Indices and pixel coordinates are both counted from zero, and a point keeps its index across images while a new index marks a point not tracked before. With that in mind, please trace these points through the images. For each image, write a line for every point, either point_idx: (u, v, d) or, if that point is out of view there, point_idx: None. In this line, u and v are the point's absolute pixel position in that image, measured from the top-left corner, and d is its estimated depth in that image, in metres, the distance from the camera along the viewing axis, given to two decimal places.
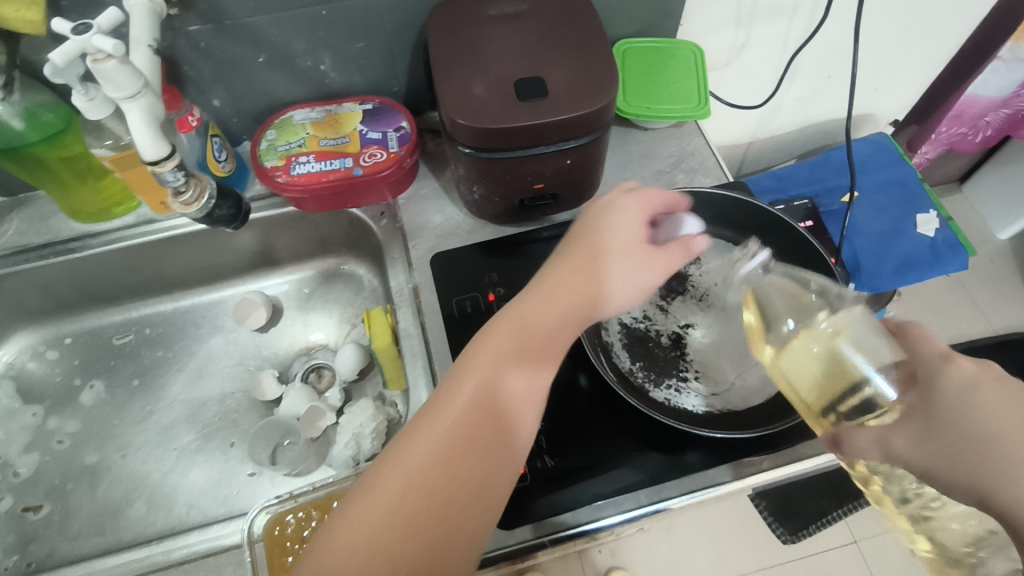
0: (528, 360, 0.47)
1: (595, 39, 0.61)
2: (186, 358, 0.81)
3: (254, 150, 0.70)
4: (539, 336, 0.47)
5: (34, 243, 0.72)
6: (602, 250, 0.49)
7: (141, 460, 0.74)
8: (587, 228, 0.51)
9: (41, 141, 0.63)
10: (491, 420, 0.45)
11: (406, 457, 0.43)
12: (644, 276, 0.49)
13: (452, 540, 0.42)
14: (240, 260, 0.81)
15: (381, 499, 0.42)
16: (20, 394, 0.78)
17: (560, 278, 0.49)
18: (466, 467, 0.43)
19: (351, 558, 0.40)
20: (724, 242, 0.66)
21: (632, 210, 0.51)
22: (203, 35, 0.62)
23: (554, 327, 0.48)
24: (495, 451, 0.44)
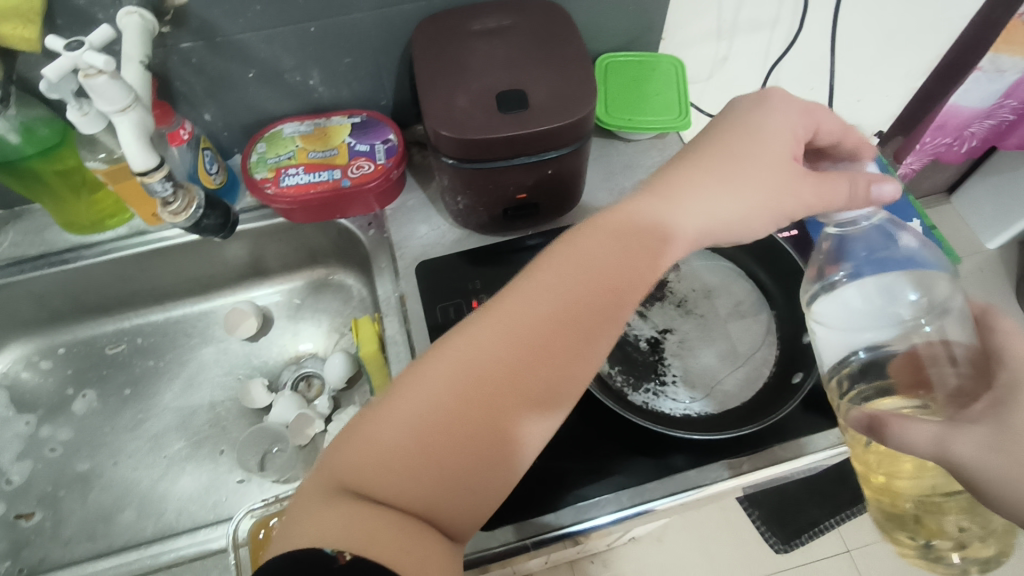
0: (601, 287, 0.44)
1: (575, 53, 0.63)
2: (178, 368, 0.82)
3: (244, 162, 0.72)
4: (609, 269, 0.45)
5: (28, 254, 0.73)
6: (699, 176, 0.47)
7: (133, 467, 0.74)
8: (728, 135, 0.48)
9: (36, 155, 0.64)
10: (546, 355, 0.42)
11: (449, 373, 0.41)
12: (781, 196, 0.46)
13: (496, 466, 0.40)
14: (231, 270, 0.83)
15: (415, 412, 0.40)
16: (14, 403, 0.79)
17: (644, 206, 0.47)
18: (508, 402, 0.41)
19: (393, 455, 0.38)
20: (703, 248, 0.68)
21: (789, 119, 0.48)
22: (195, 51, 0.64)
23: (633, 257, 0.45)
24: (555, 381, 0.42)
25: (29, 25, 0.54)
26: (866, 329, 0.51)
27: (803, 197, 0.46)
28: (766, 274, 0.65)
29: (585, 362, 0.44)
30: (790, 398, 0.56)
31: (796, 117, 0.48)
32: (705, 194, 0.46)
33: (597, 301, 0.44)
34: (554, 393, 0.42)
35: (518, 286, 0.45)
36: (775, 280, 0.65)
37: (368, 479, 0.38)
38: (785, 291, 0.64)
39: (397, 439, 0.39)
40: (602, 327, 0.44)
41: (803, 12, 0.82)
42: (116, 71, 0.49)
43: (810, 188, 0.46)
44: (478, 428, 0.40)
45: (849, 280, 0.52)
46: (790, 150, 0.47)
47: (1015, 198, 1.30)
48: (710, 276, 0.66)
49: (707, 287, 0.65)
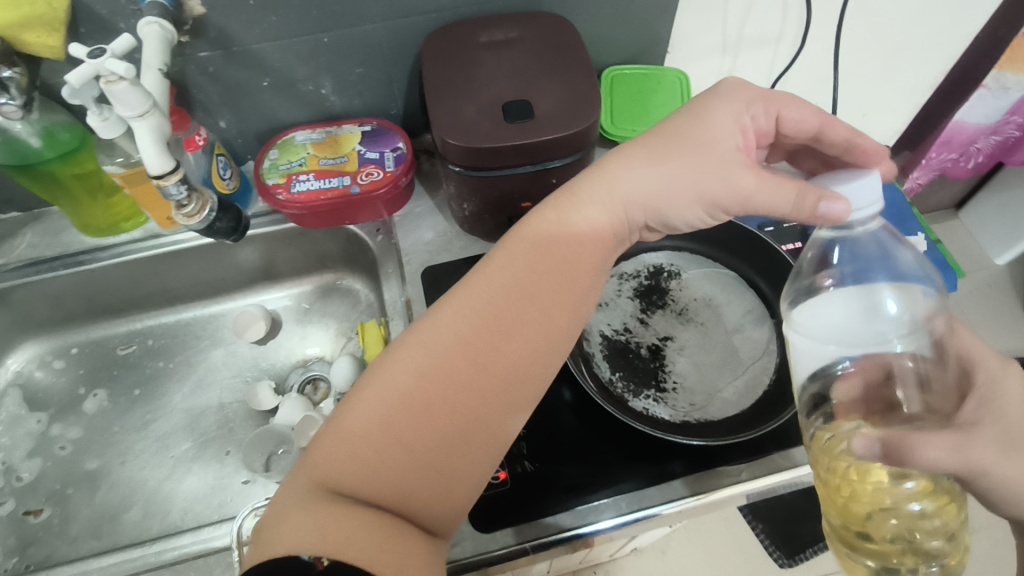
0: (550, 271, 0.47)
1: (581, 65, 0.64)
2: (187, 370, 0.83)
3: (257, 168, 0.73)
4: (556, 253, 0.47)
5: (46, 256, 0.75)
6: (634, 161, 0.48)
7: (140, 466, 0.76)
8: (670, 122, 0.49)
9: (57, 159, 0.66)
10: (503, 345, 0.45)
11: (411, 369, 0.44)
12: (723, 184, 0.46)
13: (459, 443, 0.43)
14: (241, 274, 0.84)
15: (381, 410, 0.42)
16: (26, 401, 0.80)
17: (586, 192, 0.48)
18: (471, 391, 0.44)
19: (362, 448, 0.41)
20: (703, 258, 0.69)
21: (735, 108, 0.48)
22: (213, 60, 0.66)
23: (581, 243, 0.48)
24: (511, 360, 0.45)
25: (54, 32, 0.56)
26: (855, 337, 0.48)
27: (746, 185, 0.46)
28: (766, 283, 0.66)
29: (546, 349, 0.47)
30: (789, 406, 0.57)
31: (740, 104, 0.49)
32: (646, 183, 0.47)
33: (553, 293, 0.46)
34: (519, 380, 0.45)
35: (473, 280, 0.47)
36: (777, 289, 0.65)
37: (341, 479, 0.40)
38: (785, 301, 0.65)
39: (365, 438, 0.41)
40: (559, 317, 0.47)
41: (808, 27, 0.84)
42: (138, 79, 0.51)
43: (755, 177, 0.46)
44: (445, 417, 0.43)
45: (834, 288, 0.50)
46: (734, 137, 0.47)
47: None
48: (711, 284, 0.67)
49: (708, 295, 0.66)
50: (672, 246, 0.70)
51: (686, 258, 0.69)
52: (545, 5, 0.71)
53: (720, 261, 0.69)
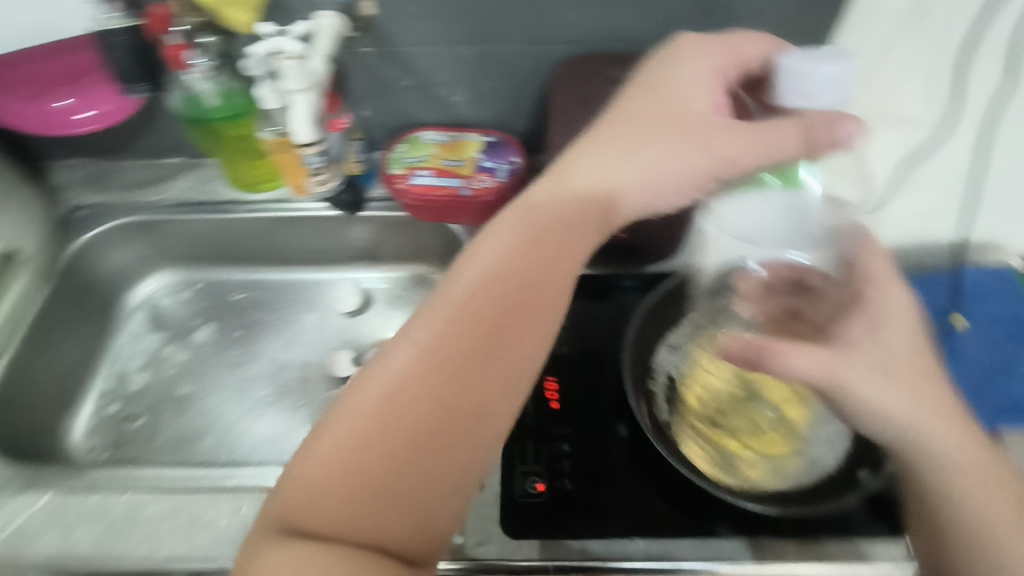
0: (533, 282, 0.46)
1: None
2: (284, 325, 0.91)
3: (385, 157, 0.80)
4: (539, 257, 0.47)
5: (196, 199, 0.86)
6: (620, 140, 0.48)
7: (225, 400, 0.83)
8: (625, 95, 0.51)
9: (224, 120, 0.75)
10: (484, 362, 0.44)
11: (361, 401, 0.42)
12: (698, 155, 0.47)
13: (433, 467, 0.41)
14: (349, 250, 0.92)
15: (337, 445, 0.41)
16: (149, 322, 0.91)
17: (559, 189, 0.48)
18: (425, 412, 0.41)
19: (325, 485, 0.40)
20: None
21: (702, 69, 0.50)
22: (369, 56, 0.74)
23: (567, 240, 0.48)
24: (491, 375, 0.43)
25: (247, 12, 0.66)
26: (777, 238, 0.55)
27: (721, 152, 0.47)
28: None
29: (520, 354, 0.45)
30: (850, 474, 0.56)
31: (702, 65, 0.50)
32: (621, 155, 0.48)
33: (530, 298, 0.46)
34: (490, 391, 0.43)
35: (439, 297, 0.47)
36: None
37: (305, 517, 0.39)
38: None
39: (322, 476, 0.40)
40: (534, 314, 0.46)
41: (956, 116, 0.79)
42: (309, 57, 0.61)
43: (735, 142, 0.46)
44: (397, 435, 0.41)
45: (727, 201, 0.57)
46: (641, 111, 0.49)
47: None
48: None
49: None
50: None
51: None
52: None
53: None
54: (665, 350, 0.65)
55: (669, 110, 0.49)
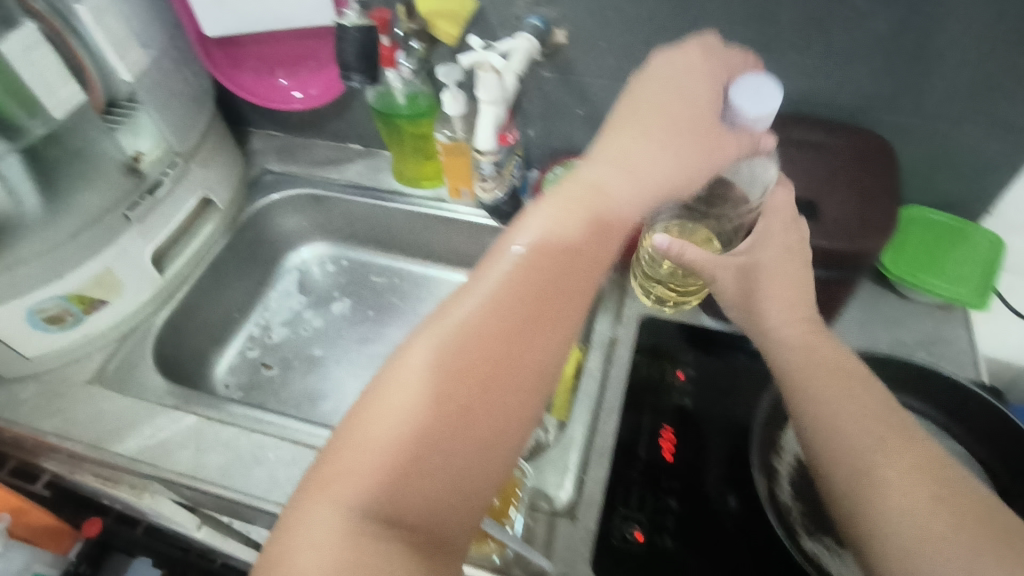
0: (582, 257, 0.48)
1: (880, 190, 0.62)
2: (412, 314, 0.96)
3: (541, 177, 0.83)
4: (592, 236, 0.48)
5: (363, 184, 0.94)
6: (652, 121, 0.51)
7: (347, 370, 0.89)
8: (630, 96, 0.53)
9: (406, 118, 0.82)
10: (535, 333, 0.45)
11: (406, 374, 0.41)
12: (698, 147, 0.51)
13: (483, 429, 0.41)
14: (486, 257, 0.95)
15: (374, 433, 0.39)
16: (299, 285, 0.99)
17: (605, 166, 0.50)
18: (476, 371, 0.42)
19: (367, 468, 0.38)
20: (943, 431, 0.61)
21: (711, 78, 0.53)
22: (550, 80, 0.77)
23: (616, 220, 0.49)
24: (538, 341, 0.45)
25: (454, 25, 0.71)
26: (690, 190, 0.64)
27: (709, 153, 0.51)
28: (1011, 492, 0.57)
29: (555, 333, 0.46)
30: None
31: (711, 87, 0.52)
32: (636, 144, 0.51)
33: (575, 269, 0.47)
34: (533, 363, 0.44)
35: (480, 275, 0.46)
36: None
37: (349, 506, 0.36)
38: None
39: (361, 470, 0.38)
40: (580, 286, 0.47)
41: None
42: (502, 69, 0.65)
43: (715, 144, 0.52)
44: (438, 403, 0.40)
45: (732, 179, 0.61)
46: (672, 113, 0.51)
47: None
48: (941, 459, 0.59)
49: None
50: (912, 405, 0.62)
51: (925, 424, 0.61)
52: (868, 124, 0.69)
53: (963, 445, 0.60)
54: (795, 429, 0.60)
55: (698, 122, 0.51)
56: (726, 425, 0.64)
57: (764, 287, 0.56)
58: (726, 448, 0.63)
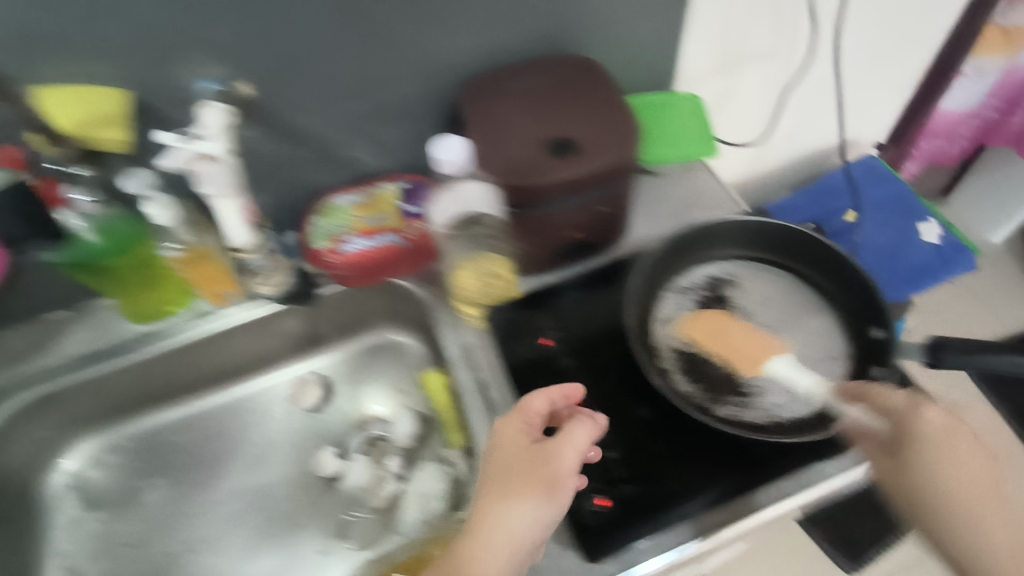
0: (532, 483, 0.52)
1: (607, 99, 0.66)
2: (243, 447, 0.82)
3: (304, 237, 0.74)
4: (522, 485, 0.52)
5: (99, 347, 0.76)
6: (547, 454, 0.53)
7: (213, 551, 0.75)
8: (913, 489, 0.50)
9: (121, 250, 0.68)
10: (509, 504, 0.51)
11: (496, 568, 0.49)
12: (535, 485, 0.52)
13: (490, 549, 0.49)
14: (286, 342, 0.85)
15: (497, 534, 0.50)
16: (83, 502, 0.78)
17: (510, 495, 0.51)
18: (518, 543, 0.50)
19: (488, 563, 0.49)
20: (768, 267, 0.67)
21: (575, 437, 0.54)
22: (253, 137, 0.68)
23: (541, 474, 0.52)
24: (547, 496, 0.51)
25: (122, 111, 0.58)
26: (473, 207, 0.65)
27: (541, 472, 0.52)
28: (837, 289, 0.64)
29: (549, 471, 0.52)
30: (880, 356, 0.58)
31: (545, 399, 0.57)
32: (943, 430, 0.50)
33: (529, 480, 0.52)
34: (502, 503, 0.51)
35: (536, 510, 0.51)
36: (838, 285, 0.64)
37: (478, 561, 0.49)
38: (851, 299, 0.63)
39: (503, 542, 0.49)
40: (535, 480, 0.52)
41: (806, 58, 0.88)
42: (455, 233, 0.70)
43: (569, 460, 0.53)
44: (524, 494, 0.51)
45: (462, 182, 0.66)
46: (971, 450, 0.49)
47: (1010, 190, 1.42)
48: (770, 288, 0.66)
49: (768, 298, 0.65)
50: (732, 256, 0.67)
51: (744, 268, 0.67)
52: (581, 41, 0.72)
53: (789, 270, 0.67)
54: (658, 327, 0.64)
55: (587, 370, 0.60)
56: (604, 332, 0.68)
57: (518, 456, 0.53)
58: (616, 350, 0.66)
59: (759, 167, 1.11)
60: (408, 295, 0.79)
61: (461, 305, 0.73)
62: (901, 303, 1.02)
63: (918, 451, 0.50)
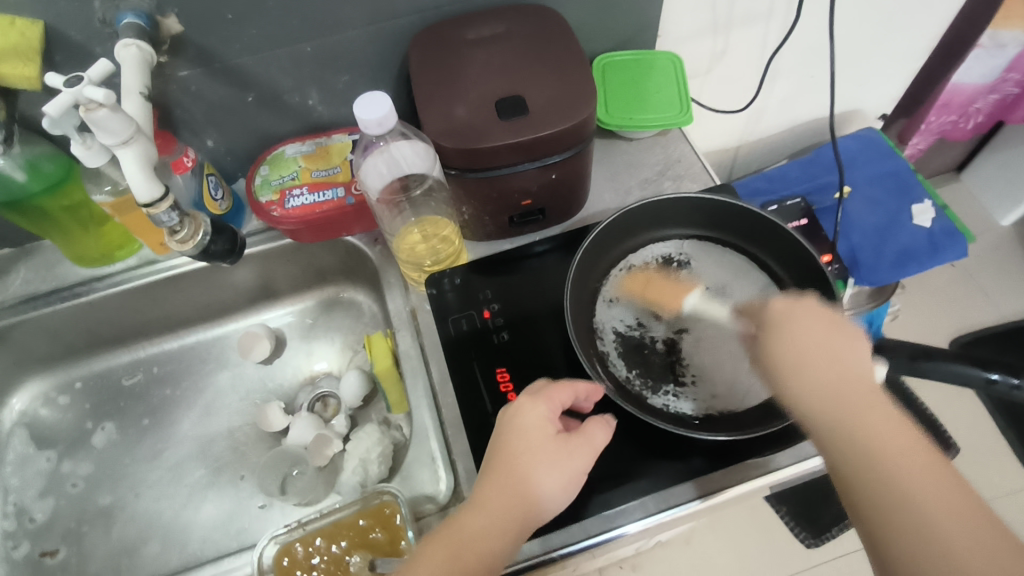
0: (552, 471, 0.49)
1: (567, 59, 0.62)
2: (193, 396, 0.82)
3: (250, 186, 0.72)
4: (542, 471, 0.49)
5: (42, 290, 0.74)
6: (568, 444, 0.50)
7: (155, 497, 0.75)
8: (776, 359, 0.47)
9: (51, 190, 0.66)
10: (516, 489, 0.48)
11: (490, 551, 0.46)
12: (552, 473, 0.49)
13: (487, 535, 0.47)
14: (240, 294, 0.83)
15: (493, 518, 0.47)
16: (33, 440, 0.79)
17: (508, 480, 0.48)
18: (511, 525, 0.47)
19: (483, 544, 0.46)
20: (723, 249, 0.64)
21: (596, 435, 0.52)
22: (193, 79, 0.64)
23: (561, 465, 0.49)
24: (554, 486, 0.49)
25: (36, 47, 0.55)
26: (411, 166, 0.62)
27: (564, 464, 0.50)
28: (791, 277, 0.60)
29: (575, 459, 0.50)
30: None
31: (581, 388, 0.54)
32: (787, 311, 0.49)
33: (545, 467, 0.49)
34: (522, 481, 0.48)
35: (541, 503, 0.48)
36: (796, 276, 0.61)
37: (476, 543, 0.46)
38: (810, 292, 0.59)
39: (501, 525, 0.47)
40: (552, 469, 0.49)
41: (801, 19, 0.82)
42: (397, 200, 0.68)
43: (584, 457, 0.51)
44: (535, 481, 0.49)
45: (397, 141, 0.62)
46: (849, 349, 0.47)
47: None
48: (724, 272, 0.62)
49: (721, 283, 0.61)
50: (684, 235, 0.65)
51: (698, 248, 0.64)
52: None
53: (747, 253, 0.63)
54: (603, 306, 0.61)
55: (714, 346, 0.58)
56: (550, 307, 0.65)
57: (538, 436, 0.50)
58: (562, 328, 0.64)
59: (749, 136, 1.05)
60: (361, 253, 0.77)
61: (407, 272, 0.69)
62: (886, 288, 0.97)
63: (771, 327, 0.49)
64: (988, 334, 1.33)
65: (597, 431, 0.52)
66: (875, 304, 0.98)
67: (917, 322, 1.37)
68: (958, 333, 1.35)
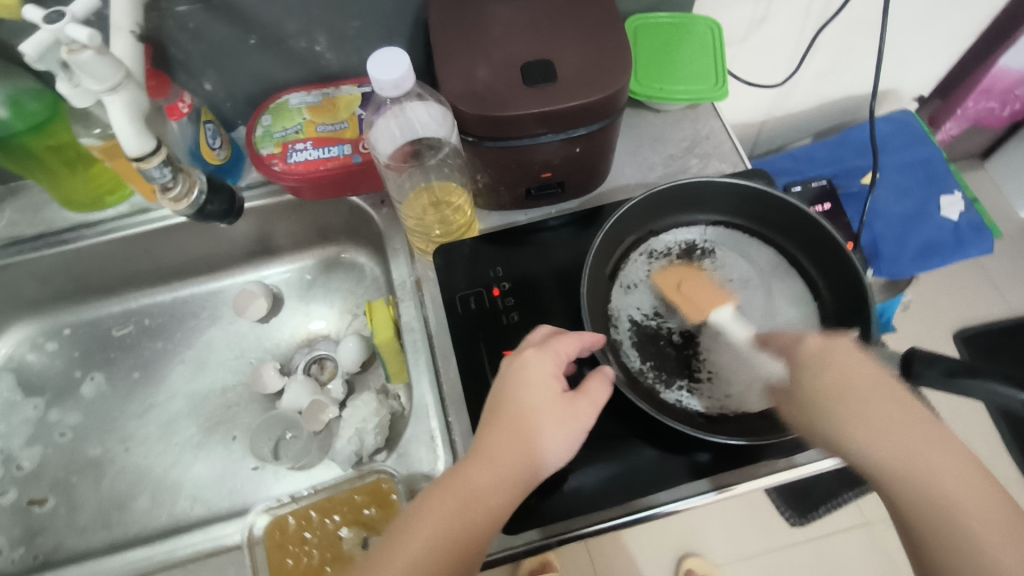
0: (555, 429, 0.46)
1: (600, 21, 0.56)
2: (185, 350, 0.80)
3: (250, 137, 0.67)
4: (544, 428, 0.46)
5: (27, 234, 0.71)
6: (571, 401, 0.47)
7: (145, 453, 0.73)
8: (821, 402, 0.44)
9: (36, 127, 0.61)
10: (519, 445, 0.45)
11: (491, 507, 0.43)
12: (555, 430, 0.46)
13: (489, 495, 0.44)
14: (237, 248, 0.80)
15: (494, 477, 0.44)
16: (21, 386, 0.77)
17: (509, 436, 0.45)
18: (514, 484, 0.44)
19: (485, 504, 0.43)
20: (748, 238, 0.61)
21: (597, 390, 0.49)
22: (192, 15, 0.59)
23: (563, 421, 0.46)
24: (556, 445, 0.46)
25: None
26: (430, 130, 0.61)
27: (567, 423, 0.46)
28: (819, 273, 0.58)
29: (579, 417, 0.47)
30: None
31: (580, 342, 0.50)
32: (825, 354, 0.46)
33: (548, 423, 0.46)
34: (527, 437, 0.45)
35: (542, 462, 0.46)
36: (823, 271, 0.58)
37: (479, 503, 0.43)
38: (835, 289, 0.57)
39: (501, 483, 0.44)
40: (555, 425, 0.46)
41: None
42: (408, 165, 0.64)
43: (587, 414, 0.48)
44: (539, 437, 0.46)
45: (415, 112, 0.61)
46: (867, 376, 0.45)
47: None
48: (747, 263, 0.60)
49: (744, 276, 0.59)
50: (707, 221, 0.62)
51: (721, 235, 0.61)
52: None
53: (772, 244, 0.60)
54: (619, 292, 0.58)
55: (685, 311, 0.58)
56: (564, 289, 0.62)
57: (541, 393, 0.47)
58: (574, 311, 0.61)
59: (778, 111, 1.00)
60: (365, 214, 0.73)
61: (413, 241, 0.65)
62: (902, 280, 0.95)
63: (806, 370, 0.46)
64: (994, 329, 1.31)
65: (599, 386, 0.49)
66: (890, 296, 0.96)
67: (923, 312, 1.34)
68: (964, 325, 1.33)
